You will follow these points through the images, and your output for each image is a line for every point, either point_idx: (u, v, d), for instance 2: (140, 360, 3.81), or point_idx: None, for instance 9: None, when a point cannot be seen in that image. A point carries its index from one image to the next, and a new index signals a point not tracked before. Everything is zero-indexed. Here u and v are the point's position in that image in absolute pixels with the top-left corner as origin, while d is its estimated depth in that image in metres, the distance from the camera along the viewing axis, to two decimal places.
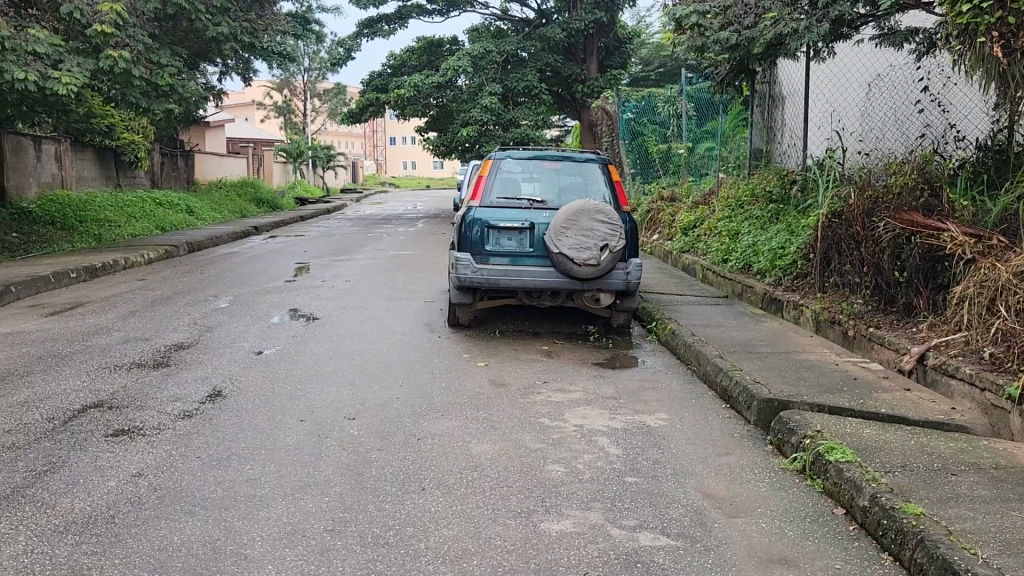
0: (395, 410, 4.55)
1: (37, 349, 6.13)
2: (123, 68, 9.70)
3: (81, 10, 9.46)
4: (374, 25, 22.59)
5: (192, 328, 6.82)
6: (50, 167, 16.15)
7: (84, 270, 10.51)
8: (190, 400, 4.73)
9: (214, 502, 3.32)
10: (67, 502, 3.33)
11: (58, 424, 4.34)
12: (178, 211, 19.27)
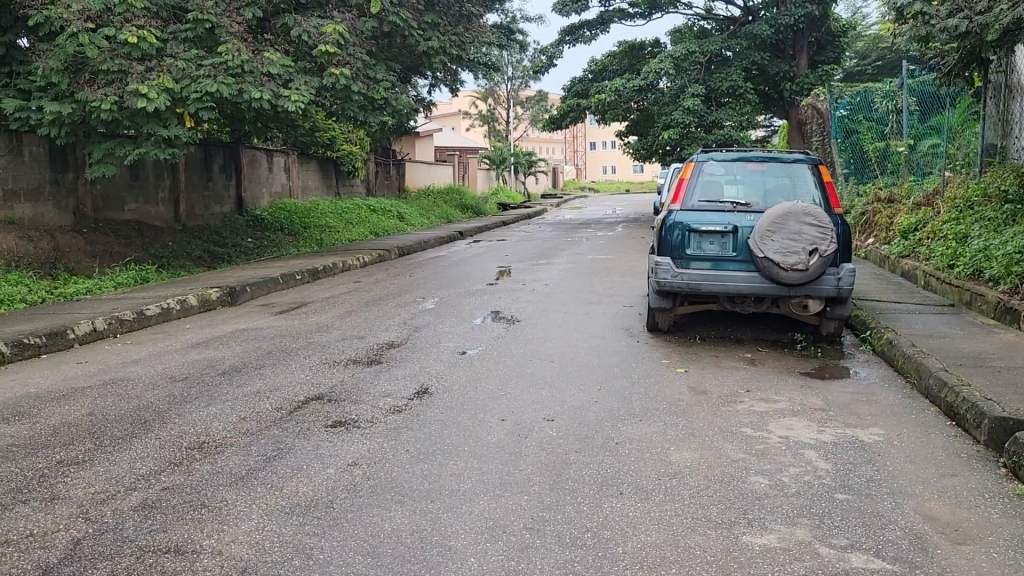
0: (593, 414, 4.57)
1: (268, 344, 6.72)
2: (344, 84, 10.42)
3: (309, 33, 10.27)
4: (576, 31, 22.86)
5: (402, 328, 7.21)
6: (279, 177, 17.63)
7: (307, 273, 11.39)
8: (400, 396, 5.01)
9: (423, 494, 3.49)
10: (293, 485, 3.63)
11: (286, 414, 4.74)
12: (390, 217, 20.45)
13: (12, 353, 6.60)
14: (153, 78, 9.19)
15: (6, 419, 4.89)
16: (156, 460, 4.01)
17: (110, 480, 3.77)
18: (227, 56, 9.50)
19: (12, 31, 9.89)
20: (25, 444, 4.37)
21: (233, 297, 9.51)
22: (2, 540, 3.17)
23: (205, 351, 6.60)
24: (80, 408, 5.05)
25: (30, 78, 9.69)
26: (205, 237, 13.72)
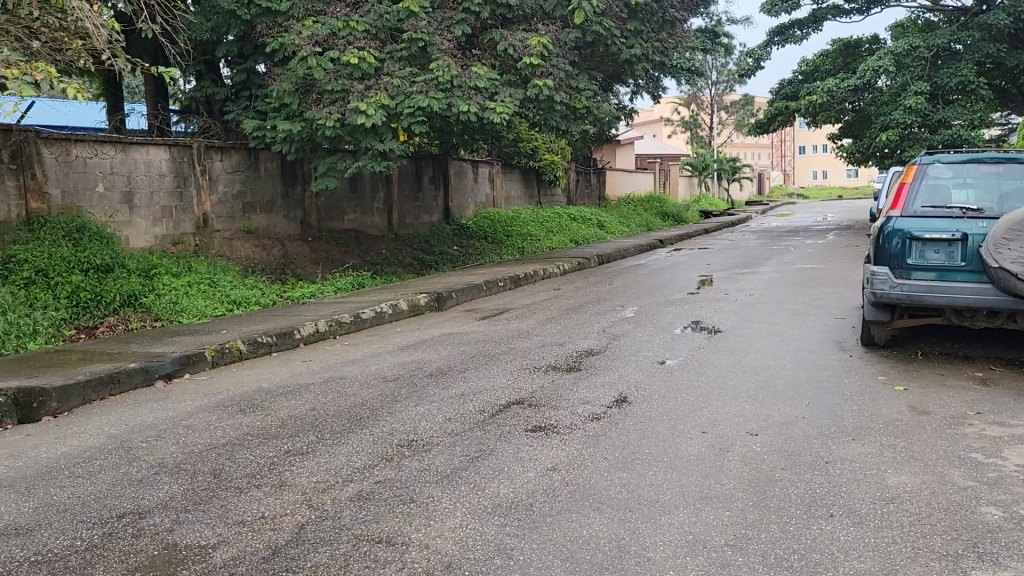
0: (801, 430, 4.37)
1: (472, 349, 6.97)
2: (548, 95, 10.61)
3: (515, 46, 10.56)
4: (785, 31, 22.00)
5: (601, 336, 7.23)
6: (484, 188, 18.24)
7: (509, 280, 11.71)
8: (599, 404, 5.03)
9: (621, 503, 3.48)
10: (494, 486, 3.74)
11: (489, 416, 4.89)
12: (590, 225, 20.61)
13: (248, 350, 7.27)
14: (371, 96, 9.81)
15: (243, 410, 5.40)
16: (370, 455, 4.27)
17: (330, 471, 4.06)
18: (438, 72, 9.95)
19: (252, 58, 10.91)
20: (258, 433, 4.80)
21: (440, 302, 9.95)
22: (240, 520, 3.49)
23: (414, 354, 6.95)
24: (305, 403, 5.48)
25: (266, 100, 10.65)
26: (415, 245, 14.45)
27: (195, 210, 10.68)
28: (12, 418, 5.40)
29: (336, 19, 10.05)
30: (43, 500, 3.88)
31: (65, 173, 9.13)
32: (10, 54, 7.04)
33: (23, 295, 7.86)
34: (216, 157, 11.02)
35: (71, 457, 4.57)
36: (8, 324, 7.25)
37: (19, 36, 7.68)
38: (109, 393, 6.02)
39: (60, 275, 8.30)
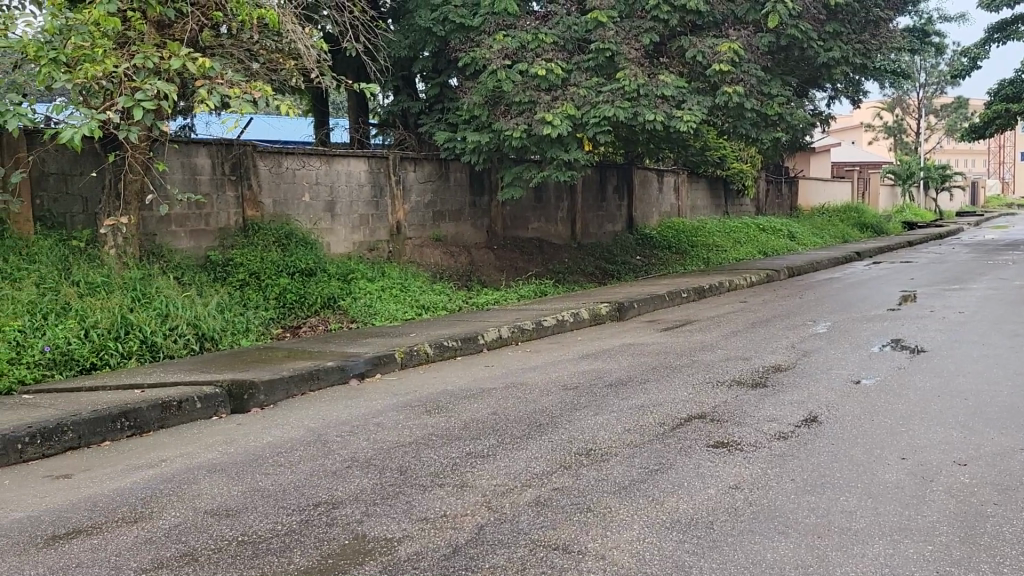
0: (1017, 462, 3.97)
1: (652, 360, 6.88)
2: (738, 102, 10.32)
3: (704, 52, 10.35)
4: (1007, 27, 20.21)
5: (790, 351, 6.92)
6: (670, 197, 17.99)
7: (694, 291, 11.46)
8: (786, 422, 4.80)
9: (808, 528, 3.30)
10: (673, 501, 3.66)
11: (669, 429, 4.81)
12: (781, 236, 19.82)
13: (435, 352, 7.56)
14: (558, 107, 9.95)
15: (428, 410, 5.61)
16: (548, 461, 4.31)
17: (510, 474, 4.13)
18: (625, 81, 9.91)
19: (445, 72, 11.33)
20: (442, 434, 4.96)
21: (622, 312, 9.90)
22: (423, 517, 3.62)
23: (595, 362, 6.95)
24: (487, 407, 5.61)
25: (458, 112, 11.04)
26: (598, 254, 14.48)
27: (390, 218, 11.25)
28: (225, 408, 5.89)
29: (526, 32, 10.28)
30: (250, 485, 4.21)
31: (276, 183, 9.89)
32: (233, 75, 7.72)
33: (237, 295, 8.58)
34: (411, 167, 11.56)
35: (275, 446, 4.92)
36: (225, 321, 7.92)
37: (240, 58, 8.41)
38: (309, 389, 6.45)
39: (269, 278, 8.99)
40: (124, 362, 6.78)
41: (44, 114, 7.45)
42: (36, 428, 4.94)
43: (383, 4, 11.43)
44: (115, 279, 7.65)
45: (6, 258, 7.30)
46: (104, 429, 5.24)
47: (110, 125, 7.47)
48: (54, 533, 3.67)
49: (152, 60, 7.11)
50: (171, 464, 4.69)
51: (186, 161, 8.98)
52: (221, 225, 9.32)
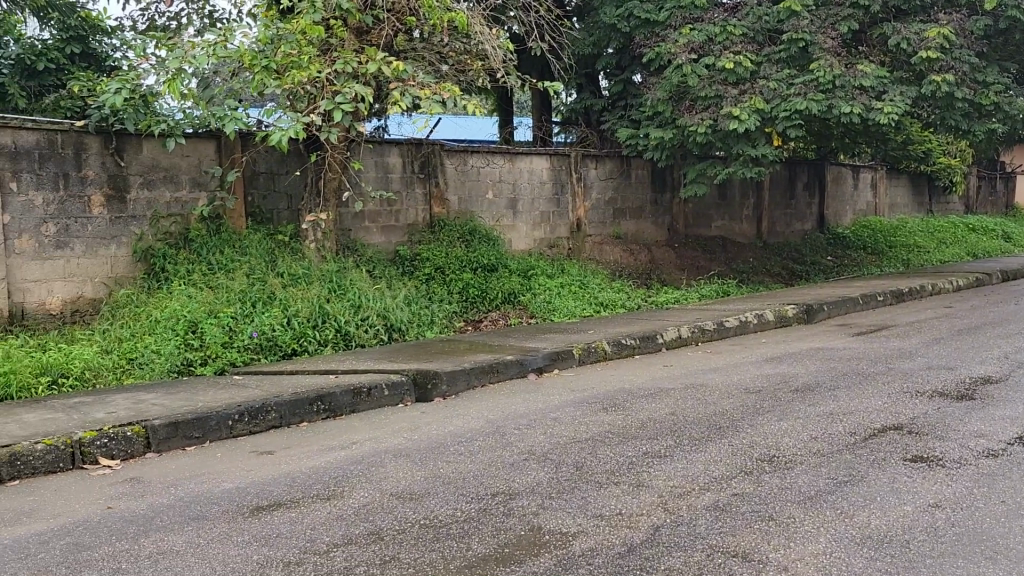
0: None
1: (843, 366, 6.52)
2: (947, 91, 9.58)
3: (909, 39, 9.68)
4: None
5: (1002, 362, 6.34)
6: (866, 194, 16.98)
7: (891, 295, 10.75)
8: (996, 439, 4.41)
9: (1020, 556, 3.01)
10: (864, 515, 3.46)
11: (860, 439, 4.54)
12: (993, 237, 18.21)
13: (613, 350, 7.55)
14: (746, 100, 9.65)
15: (605, 408, 5.61)
16: (729, 466, 4.18)
17: (688, 477, 4.05)
18: (819, 72, 9.45)
19: (629, 69, 11.22)
20: (620, 432, 4.94)
21: (810, 315, 9.46)
22: (598, 514, 3.63)
23: (780, 366, 6.68)
24: (665, 407, 5.53)
25: (641, 109, 10.94)
26: (785, 255, 13.92)
27: (570, 215, 11.34)
28: (410, 397, 6.16)
29: (713, 25, 10.02)
30: (432, 471, 4.38)
31: (462, 181, 10.22)
32: (424, 78, 8.03)
33: (424, 288, 8.94)
34: (592, 165, 11.57)
35: (457, 435, 5.09)
36: (412, 313, 8.29)
37: (431, 61, 8.74)
38: (489, 381, 6.62)
39: (454, 273, 9.29)
40: (321, 349, 7.25)
41: (256, 118, 8.07)
42: (244, 407, 5.38)
43: (568, 3, 11.50)
44: (314, 272, 8.17)
45: (221, 251, 7.97)
46: (302, 411, 5.62)
47: (313, 127, 7.99)
48: (258, 504, 3.98)
49: (351, 65, 7.53)
50: (361, 446, 4.96)
51: (379, 160, 9.45)
52: (410, 221, 9.76)
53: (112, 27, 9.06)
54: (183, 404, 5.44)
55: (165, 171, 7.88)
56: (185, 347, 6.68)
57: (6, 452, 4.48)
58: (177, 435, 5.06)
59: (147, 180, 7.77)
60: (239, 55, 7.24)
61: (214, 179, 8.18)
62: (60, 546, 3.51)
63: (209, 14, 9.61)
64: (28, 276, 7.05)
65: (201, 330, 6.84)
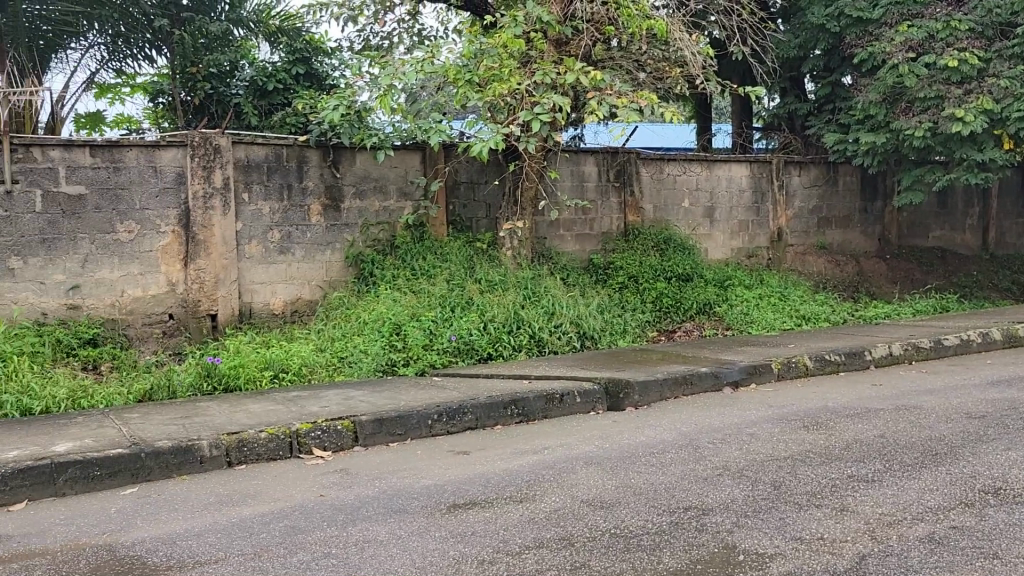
0: None
1: None
2: None
3: None
4: None
5: None
6: None
7: None
8: None
9: None
10: None
11: None
12: None
13: (815, 366, 7.19)
14: (972, 100, 8.91)
15: (806, 426, 5.36)
16: (947, 496, 3.87)
17: (899, 505, 3.79)
18: None
19: (839, 70, 10.64)
20: (823, 453, 4.70)
21: None
22: (798, 536, 3.47)
23: (1008, 390, 6.09)
24: (873, 428, 5.20)
25: (850, 112, 10.36)
26: (1015, 268, 12.69)
27: (771, 224, 10.95)
28: (602, 405, 6.17)
29: (935, 20, 9.32)
30: (623, 480, 4.37)
31: (658, 189, 10.13)
32: (621, 86, 8.03)
33: (617, 297, 8.93)
34: (795, 172, 11.10)
35: (650, 446, 5.04)
36: (605, 322, 8.30)
37: (629, 69, 8.72)
38: (682, 393, 6.51)
39: (648, 282, 9.21)
40: (515, 354, 7.43)
41: (459, 129, 8.40)
42: (442, 408, 5.61)
43: (773, 5, 11.10)
44: (510, 278, 8.38)
45: (424, 257, 8.36)
46: (497, 414, 5.79)
47: (512, 137, 8.19)
48: (455, 501, 4.13)
49: (550, 76, 7.66)
50: (553, 452, 5.03)
51: (575, 169, 9.54)
52: (604, 229, 9.80)
53: (332, 48, 9.76)
54: (388, 402, 5.76)
55: (375, 182, 8.37)
56: (390, 349, 7.06)
57: (235, 439, 4.93)
58: (381, 431, 5.37)
59: (359, 190, 8.29)
60: (444, 70, 7.57)
61: (419, 189, 8.60)
62: (279, 528, 3.82)
63: (418, 32, 10.13)
64: (256, 279, 7.74)
65: (405, 333, 7.22)
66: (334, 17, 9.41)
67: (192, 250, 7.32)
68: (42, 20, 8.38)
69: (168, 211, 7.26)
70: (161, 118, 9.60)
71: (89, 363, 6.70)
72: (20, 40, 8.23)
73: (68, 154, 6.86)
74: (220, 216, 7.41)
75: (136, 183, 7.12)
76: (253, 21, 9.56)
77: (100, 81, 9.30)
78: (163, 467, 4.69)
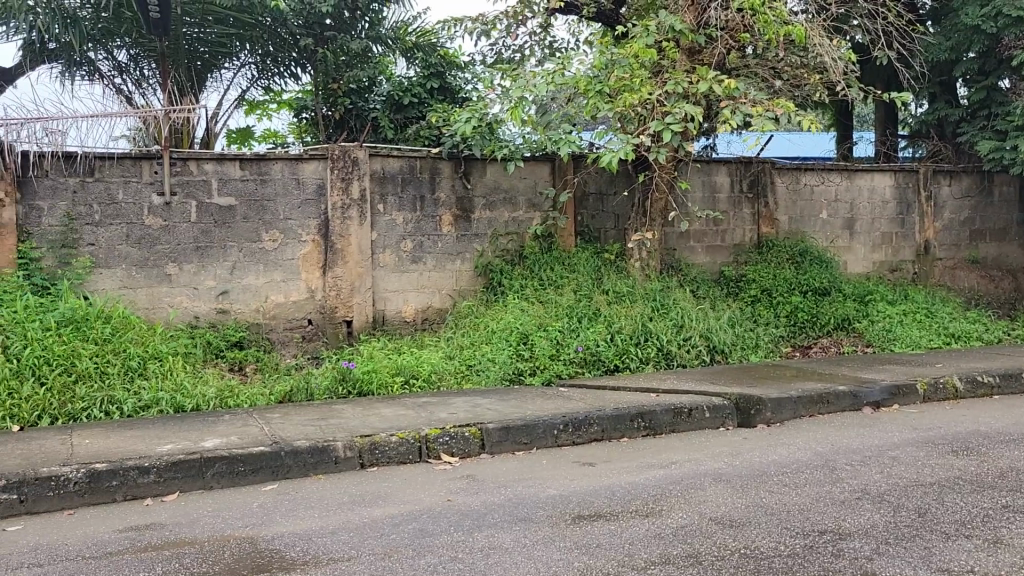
0: None
1: None
2: None
3: None
4: None
5: None
6: None
7: None
8: None
9: None
10: None
11: None
12: None
13: (966, 389, 6.77)
14: None
15: (955, 452, 5.04)
16: None
17: None
18: None
19: (995, 73, 9.98)
20: (973, 480, 4.41)
21: None
22: (943, 568, 3.27)
23: None
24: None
25: (1007, 118, 9.72)
26: None
27: (917, 237, 10.40)
28: (733, 421, 6.01)
29: None
30: (754, 500, 4.23)
31: (794, 200, 9.81)
32: (756, 94, 7.83)
33: (749, 311, 8.68)
34: (944, 182, 10.50)
35: (782, 465, 4.87)
36: (736, 335, 8.09)
37: (765, 77, 8.49)
38: (818, 412, 6.26)
39: (783, 295, 8.91)
40: (643, 366, 7.35)
41: (588, 140, 8.40)
42: (568, 418, 5.61)
43: (923, 6, 10.57)
44: (639, 289, 8.29)
45: (552, 267, 8.39)
46: (623, 426, 5.73)
47: (642, 148, 8.12)
48: (580, 513, 4.12)
49: (682, 85, 7.55)
50: (680, 467, 4.94)
51: (707, 180, 9.35)
52: (736, 241, 9.56)
53: (466, 61, 10.00)
54: (515, 411, 5.81)
55: (505, 193, 8.48)
56: (517, 358, 7.13)
57: (368, 441, 5.09)
58: (507, 439, 5.41)
59: (490, 201, 8.42)
60: (575, 81, 7.60)
61: (548, 200, 8.65)
62: (407, 529, 3.92)
63: (549, 44, 10.21)
64: (389, 287, 7.98)
65: (532, 342, 7.27)
66: (468, 32, 9.61)
67: (330, 259, 7.64)
68: (200, 42, 8.93)
69: (309, 221, 7.60)
70: (304, 132, 10.10)
71: (236, 364, 7.11)
72: (180, 61, 8.79)
73: (219, 167, 7.29)
74: (357, 226, 7.69)
75: (281, 195, 7.49)
76: (390, 38, 9.83)
77: (250, 98, 9.84)
78: (301, 466, 4.89)
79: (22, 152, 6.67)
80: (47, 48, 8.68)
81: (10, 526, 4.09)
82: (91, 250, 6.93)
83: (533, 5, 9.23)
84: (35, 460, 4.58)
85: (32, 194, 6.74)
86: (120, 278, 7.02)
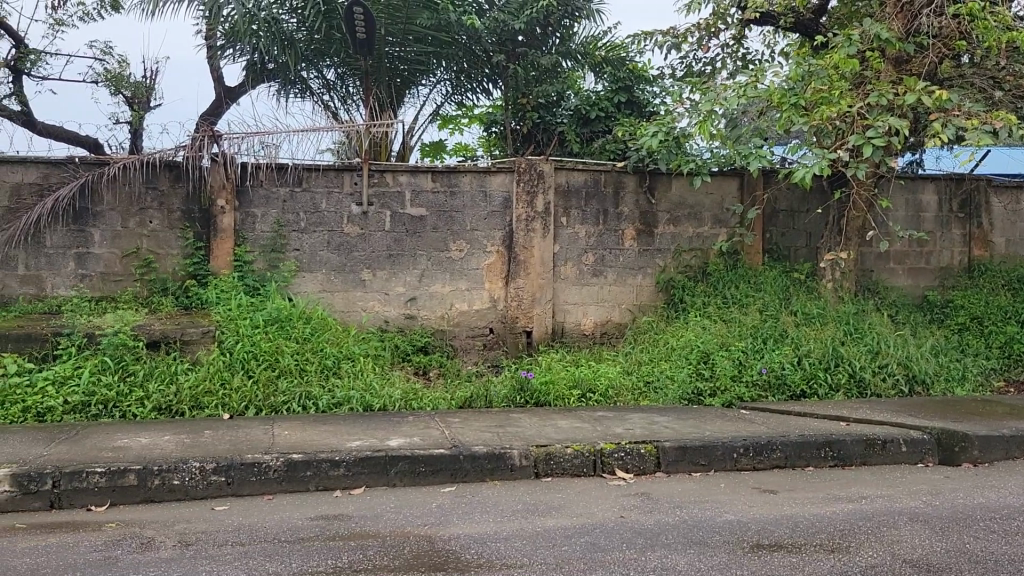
0: None
1: None
2: None
3: None
4: None
5: None
6: None
7: None
8: None
9: None
10: None
11: None
12: None
13: None
14: None
15: None
16: None
17: None
18: None
19: None
20: None
21: None
22: None
23: None
24: None
25: None
26: None
27: None
28: (933, 458, 5.58)
29: None
30: (956, 544, 3.89)
31: (1012, 222, 9.11)
32: (972, 106, 7.25)
33: (956, 340, 8.03)
34: None
35: (990, 510, 4.45)
36: (940, 365, 7.50)
37: (982, 87, 7.83)
38: None
39: (995, 324, 8.17)
40: (832, 394, 6.96)
41: (781, 155, 8.10)
42: (750, 442, 5.41)
43: None
44: (831, 311, 7.85)
45: (738, 285, 8.12)
46: (810, 455, 5.46)
47: (839, 163, 7.72)
48: (759, 541, 3.95)
49: (886, 97, 7.10)
50: (871, 502, 4.63)
51: (912, 199, 8.74)
52: (943, 264, 8.89)
53: (654, 75, 9.95)
54: (693, 431, 5.66)
55: (691, 208, 8.33)
56: (698, 377, 6.96)
57: (543, 451, 5.13)
58: (684, 459, 5.29)
59: (674, 216, 8.29)
60: (768, 94, 7.33)
61: (735, 216, 8.42)
62: (580, 543, 3.91)
63: (742, 56, 9.95)
64: (570, 299, 8.04)
65: (713, 362, 7.07)
66: (658, 45, 9.55)
67: (513, 270, 7.79)
68: (401, 61, 9.27)
69: (494, 233, 7.79)
70: (494, 145, 10.38)
71: (421, 368, 7.41)
72: (382, 79, 9.20)
73: (413, 179, 7.63)
74: (540, 238, 7.79)
75: (469, 207, 7.73)
76: (580, 53, 9.95)
77: (443, 113, 10.23)
78: (478, 471, 5.00)
79: (241, 163, 7.28)
80: (266, 68, 9.42)
81: (218, 506, 4.45)
82: (296, 255, 7.44)
83: (727, 17, 9.02)
84: (240, 446, 4.96)
85: (248, 203, 7.33)
86: (320, 281, 7.50)
